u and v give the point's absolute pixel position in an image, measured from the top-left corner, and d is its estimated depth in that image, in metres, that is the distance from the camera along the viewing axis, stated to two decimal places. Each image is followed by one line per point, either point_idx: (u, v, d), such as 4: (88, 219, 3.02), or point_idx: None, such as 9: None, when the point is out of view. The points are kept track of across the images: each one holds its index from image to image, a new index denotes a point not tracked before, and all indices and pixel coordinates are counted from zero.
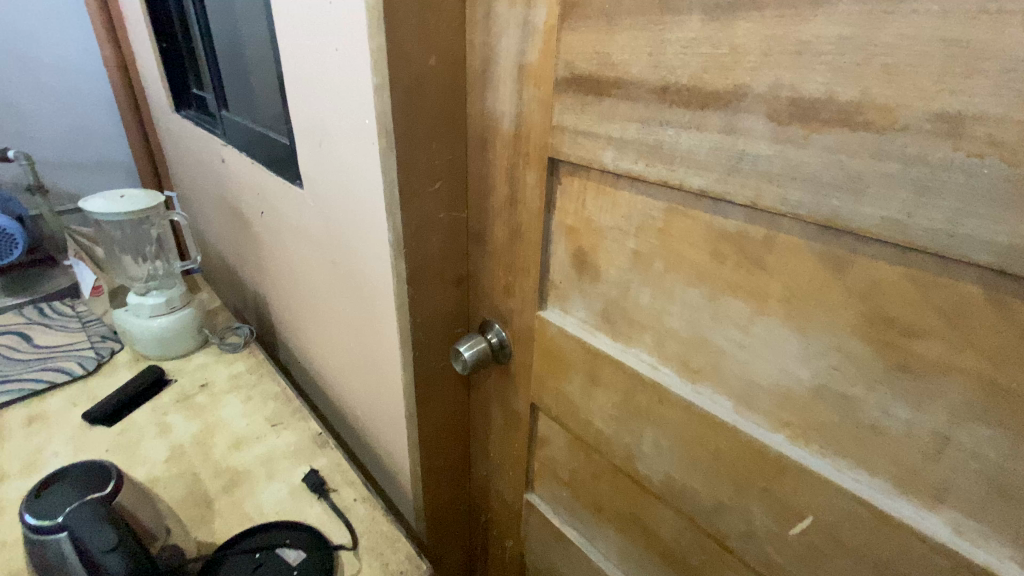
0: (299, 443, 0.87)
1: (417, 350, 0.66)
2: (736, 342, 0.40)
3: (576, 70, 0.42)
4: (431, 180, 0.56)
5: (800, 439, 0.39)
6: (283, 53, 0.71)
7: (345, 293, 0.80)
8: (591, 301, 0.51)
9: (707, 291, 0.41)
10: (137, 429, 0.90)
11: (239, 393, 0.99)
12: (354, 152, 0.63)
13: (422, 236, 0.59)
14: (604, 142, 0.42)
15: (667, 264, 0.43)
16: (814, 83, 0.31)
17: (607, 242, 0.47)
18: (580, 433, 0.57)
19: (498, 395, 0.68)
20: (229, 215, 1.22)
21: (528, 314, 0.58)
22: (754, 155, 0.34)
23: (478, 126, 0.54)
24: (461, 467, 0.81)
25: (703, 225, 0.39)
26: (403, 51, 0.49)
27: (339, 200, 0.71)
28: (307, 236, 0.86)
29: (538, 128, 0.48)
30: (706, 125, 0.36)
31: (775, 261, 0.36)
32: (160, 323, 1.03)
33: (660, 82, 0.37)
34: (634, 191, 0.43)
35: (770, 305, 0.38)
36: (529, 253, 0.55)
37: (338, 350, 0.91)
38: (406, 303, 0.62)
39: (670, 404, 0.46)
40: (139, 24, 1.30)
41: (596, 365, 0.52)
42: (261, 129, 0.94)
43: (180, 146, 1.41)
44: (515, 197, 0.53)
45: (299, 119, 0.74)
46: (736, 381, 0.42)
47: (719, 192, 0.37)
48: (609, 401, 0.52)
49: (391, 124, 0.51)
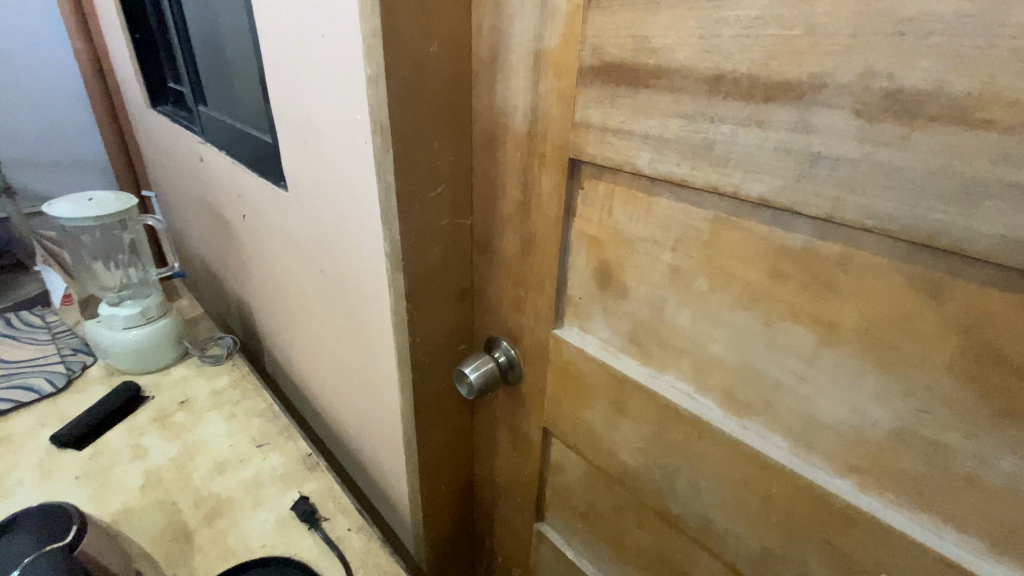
0: (287, 466, 0.81)
1: (416, 370, 0.60)
2: (796, 375, 0.35)
3: (605, 57, 0.36)
4: (432, 184, 0.50)
5: (872, 487, 0.34)
6: (265, 42, 0.64)
7: (336, 304, 0.73)
8: (616, 320, 0.45)
9: (761, 315, 0.35)
10: (110, 452, 0.83)
11: (222, 410, 0.92)
12: (345, 152, 0.56)
13: (422, 246, 0.53)
14: (638, 142, 0.36)
15: (712, 282, 0.37)
16: (918, 70, 0.25)
17: (638, 256, 0.41)
18: (601, 464, 0.51)
19: (506, 417, 0.62)
20: (210, 217, 1.15)
21: (542, 333, 0.52)
22: (834, 158, 0.28)
23: (486, 124, 0.48)
24: (465, 492, 0.75)
25: (759, 240, 0.34)
26: (401, 36, 0.42)
27: (328, 204, 0.64)
28: (294, 242, 0.79)
29: (557, 125, 0.41)
30: (772, 122, 0.30)
31: (851, 284, 0.31)
32: (135, 336, 0.96)
33: (713, 71, 0.31)
34: (673, 198, 0.37)
35: (843, 335, 0.32)
36: (544, 266, 0.49)
37: (329, 365, 0.84)
38: (405, 320, 0.56)
39: (710, 440, 0.41)
40: (110, 14, 1.22)
41: (622, 392, 0.46)
42: (241, 126, 0.86)
43: (157, 143, 1.33)
44: (528, 203, 0.47)
45: (283, 116, 0.67)
46: (793, 418, 0.36)
47: (785, 202, 0.31)
48: (636, 433, 0.46)
49: (388, 121, 0.45)
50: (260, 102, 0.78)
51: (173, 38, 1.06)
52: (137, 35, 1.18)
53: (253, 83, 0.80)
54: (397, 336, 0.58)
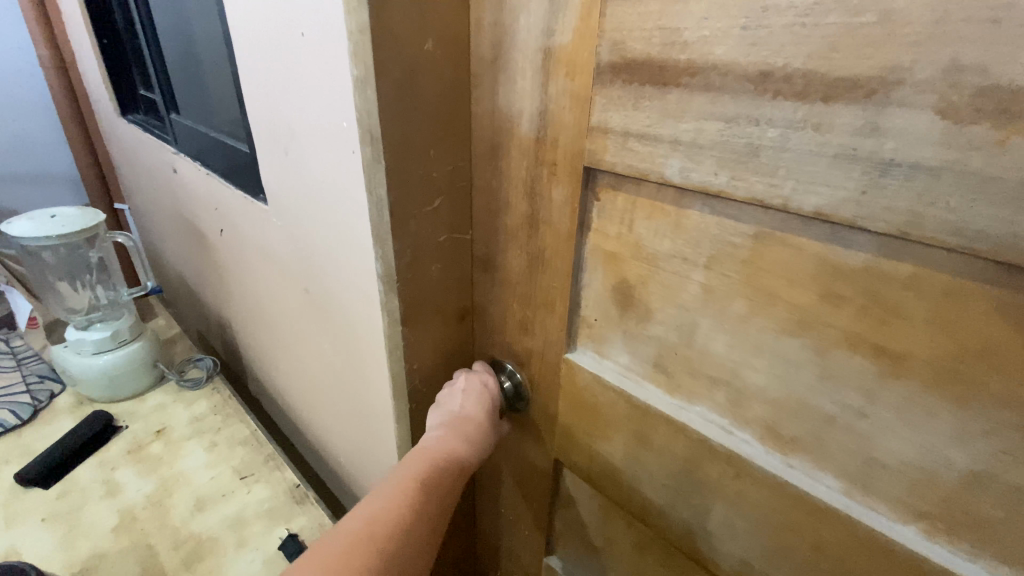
0: (273, 500, 0.75)
1: (413, 398, 0.55)
2: (854, 410, 0.31)
3: (627, 53, 0.32)
4: (428, 197, 0.45)
5: (940, 535, 0.30)
6: (239, 45, 0.59)
7: (323, 325, 0.68)
8: (637, 345, 0.40)
9: (811, 343, 0.31)
10: (79, 490, 0.77)
11: (202, 439, 0.86)
12: (329, 161, 0.51)
13: (420, 265, 0.48)
14: (667, 148, 0.32)
15: (751, 304, 0.33)
16: (1019, 63, 0.21)
17: (663, 276, 0.36)
18: (620, 500, 0.47)
19: (512, 445, 0.57)
20: (186, 231, 1.08)
21: (552, 357, 0.48)
22: (909, 166, 0.24)
23: (489, 130, 0.44)
24: (467, 522, 0.70)
25: (810, 259, 0.29)
26: (390, 32, 0.37)
27: (312, 218, 0.59)
28: (275, 260, 0.74)
29: (568, 131, 0.37)
30: (831, 125, 0.26)
31: (925, 311, 0.27)
32: (105, 361, 0.90)
33: (758, 67, 0.27)
34: (706, 212, 0.33)
35: (913, 367, 0.28)
36: (554, 284, 0.44)
37: (316, 387, 0.79)
38: (401, 347, 0.51)
39: (749, 477, 0.36)
40: (75, 17, 1.15)
41: (645, 423, 0.42)
42: (216, 136, 0.81)
43: (128, 154, 1.26)
44: (536, 217, 0.43)
45: (260, 124, 0.62)
46: (848, 456, 0.32)
47: (847, 217, 0.27)
48: (662, 468, 0.42)
49: (379, 128, 0.40)
50: (236, 111, 0.73)
51: (142, 43, 0.99)
52: (104, 41, 1.11)
53: (228, 91, 0.74)
54: (391, 363, 0.54)
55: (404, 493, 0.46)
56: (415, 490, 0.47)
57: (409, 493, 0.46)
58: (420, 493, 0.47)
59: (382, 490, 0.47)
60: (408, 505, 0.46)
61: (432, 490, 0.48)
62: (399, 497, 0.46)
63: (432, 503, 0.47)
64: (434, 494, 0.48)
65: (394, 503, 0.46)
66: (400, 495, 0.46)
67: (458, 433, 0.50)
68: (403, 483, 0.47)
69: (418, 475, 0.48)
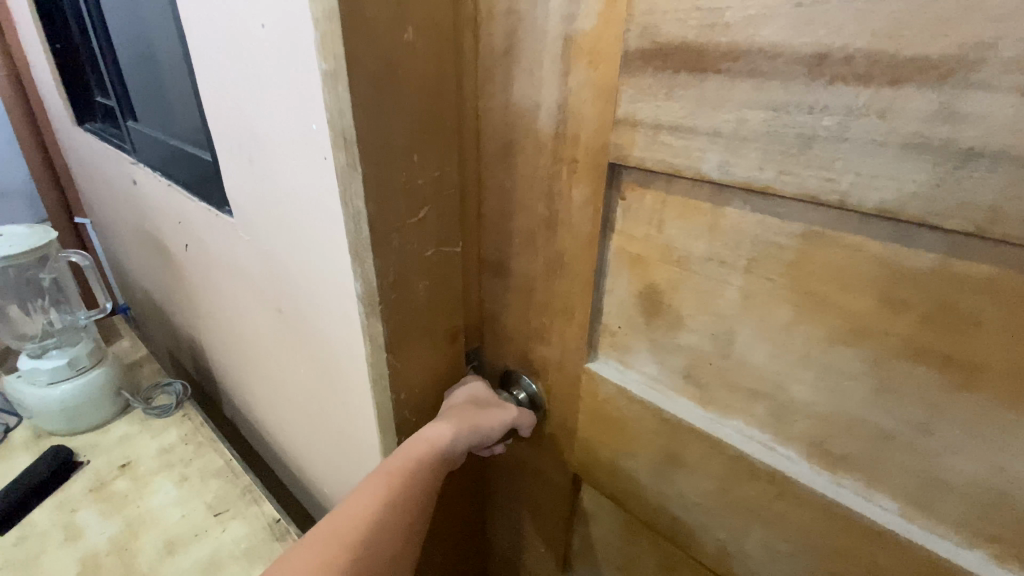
0: (251, 539, 0.70)
1: (401, 430, 0.51)
2: (916, 427, 0.28)
3: (660, 38, 0.29)
4: (411, 209, 0.42)
5: (1011, 561, 0.27)
6: (198, 46, 0.54)
7: (298, 346, 0.63)
8: (665, 355, 0.37)
9: (867, 353, 0.28)
10: (35, 535, 0.70)
11: (172, 473, 0.79)
12: (300, 171, 0.47)
13: (405, 283, 0.44)
14: (705, 141, 0.29)
15: (798, 311, 0.30)
16: None
17: (694, 281, 0.33)
18: (645, 519, 0.44)
19: (525, 462, 0.54)
20: (149, 245, 1.02)
21: (571, 369, 0.44)
22: (992, 157, 0.21)
23: (499, 127, 0.40)
24: (472, 543, 0.65)
25: (870, 260, 0.26)
26: (366, 23, 0.34)
27: (282, 232, 0.55)
28: (245, 277, 0.69)
29: (591, 125, 0.34)
30: (898, 111, 0.23)
31: (1003, 316, 0.24)
32: (63, 392, 0.83)
33: (813, 48, 0.24)
34: (748, 209, 0.30)
35: (988, 380, 0.25)
36: (572, 290, 0.41)
37: (296, 411, 0.73)
38: (387, 375, 0.47)
39: (793, 498, 0.33)
40: (24, 19, 1.07)
41: (675, 439, 0.38)
42: (178, 144, 0.75)
43: (86, 166, 1.19)
44: (553, 218, 0.39)
45: (223, 130, 0.57)
46: (907, 475, 0.29)
47: (914, 214, 0.24)
48: (693, 487, 0.39)
49: (353, 132, 0.36)
50: (198, 118, 0.68)
51: (98, 47, 0.93)
52: (57, 45, 1.03)
53: (188, 96, 0.69)
54: (377, 391, 0.49)
55: (379, 491, 0.42)
56: (391, 485, 0.42)
57: (384, 489, 0.42)
58: (393, 490, 0.42)
59: (362, 487, 0.43)
60: (379, 502, 0.42)
61: (409, 487, 0.43)
62: (380, 492, 0.42)
63: (406, 501, 0.42)
64: (420, 490, 0.43)
65: (372, 502, 0.42)
66: (374, 493, 0.42)
67: (446, 420, 0.45)
68: (382, 479, 0.43)
69: (394, 472, 0.43)
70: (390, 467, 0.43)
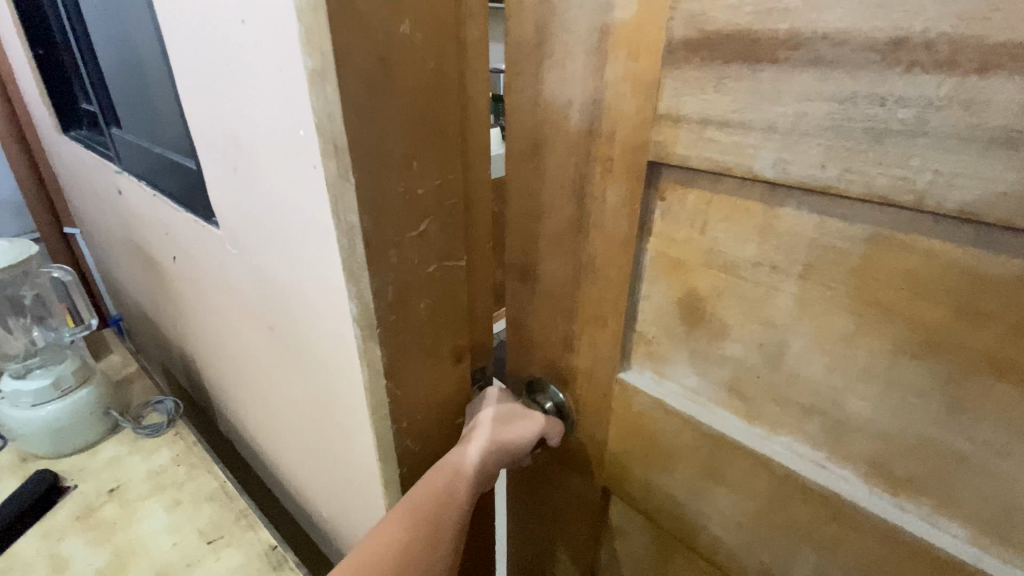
0: (246, 568, 0.66)
1: (411, 450, 0.48)
2: (993, 449, 0.25)
3: (708, 26, 0.26)
4: (413, 222, 0.39)
5: None
6: (179, 54, 0.52)
7: (293, 365, 0.60)
8: (706, 367, 0.35)
9: (941, 369, 0.25)
10: (17, 569, 0.65)
11: (163, 497, 0.75)
12: (289, 181, 0.44)
13: (405, 302, 0.41)
14: (758, 138, 0.26)
15: (860, 322, 0.27)
16: None
17: (741, 288, 0.31)
18: (682, 539, 0.41)
19: (552, 476, 0.51)
20: (138, 258, 0.98)
21: (598, 383, 0.42)
22: None
23: (524, 126, 0.38)
24: (489, 563, 0.62)
25: (948, 263, 0.24)
26: (362, 18, 0.31)
27: (273, 246, 0.51)
28: (235, 293, 0.66)
29: (627, 122, 0.31)
30: (986, 104, 0.20)
31: None
32: (48, 414, 0.78)
33: (888, 33, 0.22)
34: (806, 211, 0.27)
35: None
36: (603, 297, 0.38)
37: (291, 429, 0.70)
38: (387, 405, 0.44)
39: (849, 522, 0.31)
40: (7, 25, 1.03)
41: (716, 456, 0.36)
42: (166, 152, 0.71)
43: (73, 175, 1.15)
44: (583, 221, 0.37)
45: (206, 140, 0.54)
46: (982, 502, 0.26)
47: (1004, 216, 0.21)
48: (735, 508, 0.36)
49: (343, 137, 0.33)
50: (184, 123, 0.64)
51: (83, 52, 0.89)
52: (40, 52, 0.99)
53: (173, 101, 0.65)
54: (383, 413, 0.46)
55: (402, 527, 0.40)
56: (413, 520, 0.40)
57: (406, 524, 0.40)
58: (416, 524, 0.40)
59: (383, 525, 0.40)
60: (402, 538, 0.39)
61: (432, 518, 0.40)
62: (403, 527, 0.40)
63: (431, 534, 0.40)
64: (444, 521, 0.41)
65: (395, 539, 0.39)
66: (397, 529, 0.40)
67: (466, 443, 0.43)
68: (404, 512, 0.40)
69: (416, 504, 0.41)
70: (411, 499, 0.41)
